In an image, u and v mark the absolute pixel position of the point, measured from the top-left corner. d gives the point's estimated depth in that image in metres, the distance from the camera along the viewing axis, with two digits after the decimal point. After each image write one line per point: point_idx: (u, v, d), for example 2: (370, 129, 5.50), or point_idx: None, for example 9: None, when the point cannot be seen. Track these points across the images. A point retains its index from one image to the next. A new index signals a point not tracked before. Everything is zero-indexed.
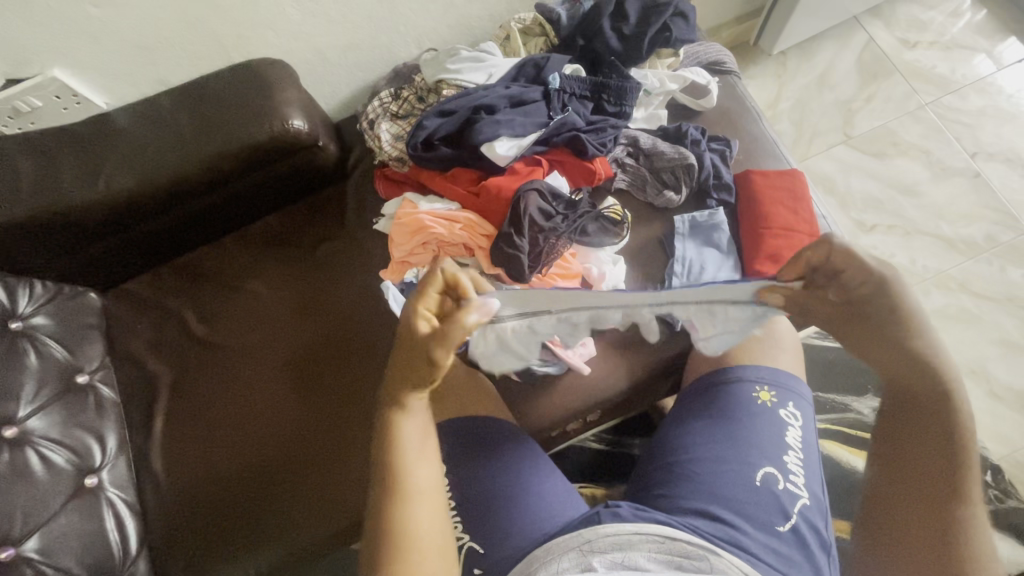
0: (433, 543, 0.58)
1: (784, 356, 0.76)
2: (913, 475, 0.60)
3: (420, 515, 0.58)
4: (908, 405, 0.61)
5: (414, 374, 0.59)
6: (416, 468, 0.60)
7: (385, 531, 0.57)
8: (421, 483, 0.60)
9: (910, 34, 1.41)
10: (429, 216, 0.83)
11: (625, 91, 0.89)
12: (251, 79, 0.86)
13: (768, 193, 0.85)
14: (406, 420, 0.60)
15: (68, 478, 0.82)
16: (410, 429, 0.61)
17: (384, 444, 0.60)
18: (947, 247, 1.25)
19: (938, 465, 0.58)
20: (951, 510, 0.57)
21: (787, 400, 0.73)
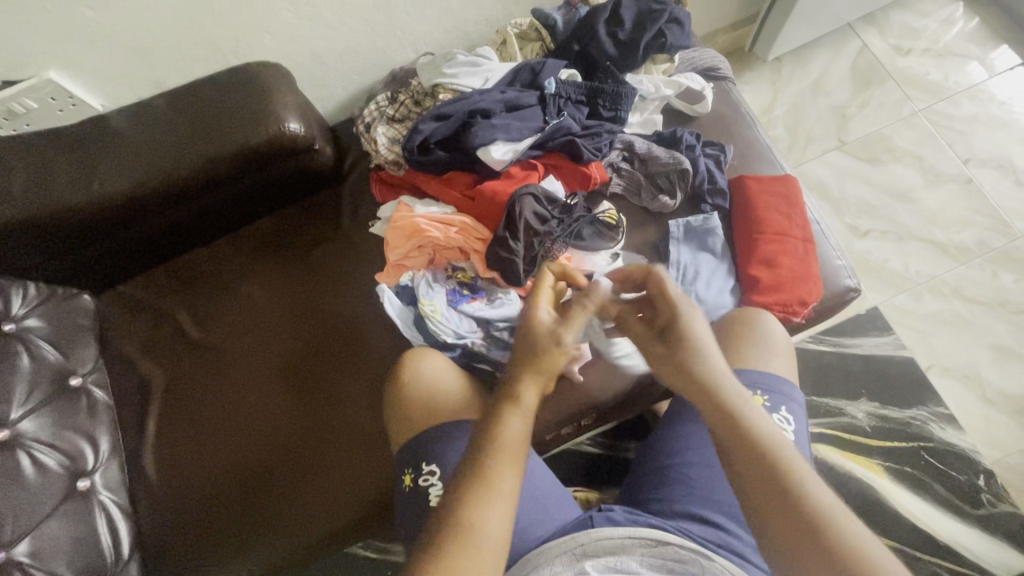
0: (499, 549, 0.53)
1: (777, 360, 0.74)
2: (763, 501, 0.51)
3: (495, 521, 0.53)
4: (719, 425, 0.55)
5: (540, 364, 0.60)
6: (504, 472, 0.55)
7: (452, 525, 0.52)
8: (505, 488, 0.55)
9: (903, 41, 1.42)
10: (425, 219, 0.83)
11: (620, 96, 0.90)
12: (247, 82, 0.87)
13: (762, 198, 0.86)
14: (514, 418, 0.58)
15: (59, 481, 0.81)
16: (517, 429, 0.57)
17: (482, 444, 0.56)
18: (940, 253, 1.26)
19: (771, 467, 0.52)
20: (803, 516, 0.49)
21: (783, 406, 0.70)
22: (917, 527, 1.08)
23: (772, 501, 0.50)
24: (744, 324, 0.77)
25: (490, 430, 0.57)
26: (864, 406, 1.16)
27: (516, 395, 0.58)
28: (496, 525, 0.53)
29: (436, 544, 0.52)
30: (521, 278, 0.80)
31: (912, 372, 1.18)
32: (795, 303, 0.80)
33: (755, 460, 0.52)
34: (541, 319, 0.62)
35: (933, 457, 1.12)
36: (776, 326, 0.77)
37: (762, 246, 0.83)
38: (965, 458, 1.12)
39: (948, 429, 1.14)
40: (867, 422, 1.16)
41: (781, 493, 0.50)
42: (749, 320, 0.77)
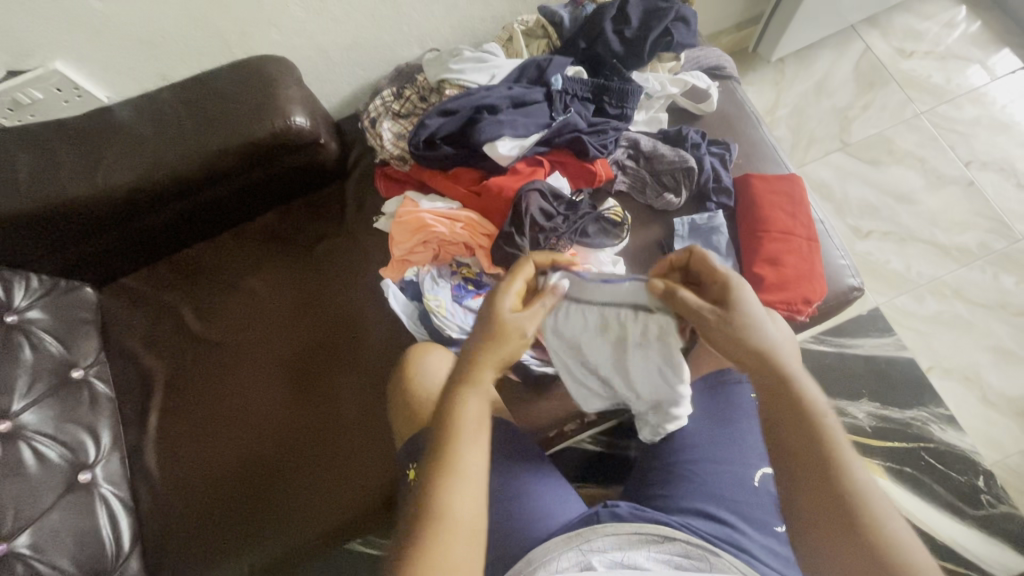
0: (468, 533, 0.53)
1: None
2: (803, 474, 0.54)
3: (463, 504, 0.54)
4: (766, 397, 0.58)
5: (498, 351, 0.60)
6: (468, 457, 0.56)
7: (425, 514, 0.53)
8: (469, 472, 0.55)
9: (906, 43, 1.43)
10: (431, 214, 0.83)
11: (626, 94, 0.90)
12: (254, 76, 0.87)
13: (767, 197, 0.86)
14: (472, 402, 0.58)
15: (61, 473, 0.81)
16: (472, 412, 0.57)
17: (444, 431, 0.57)
18: (941, 255, 1.26)
19: (815, 450, 0.54)
20: (844, 500, 0.52)
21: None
22: (917, 528, 1.08)
23: (812, 477, 0.53)
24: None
25: (449, 415, 0.57)
26: (865, 406, 1.17)
27: (473, 377, 0.59)
28: (465, 507, 0.54)
29: (412, 538, 0.53)
30: None
31: (913, 374, 1.18)
32: (799, 301, 0.80)
33: (800, 436, 0.55)
34: (508, 309, 0.62)
35: (933, 458, 1.13)
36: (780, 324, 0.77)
37: (766, 245, 0.83)
38: (965, 459, 1.12)
39: (948, 430, 1.14)
40: (868, 422, 1.16)
41: (824, 475, 0.53)
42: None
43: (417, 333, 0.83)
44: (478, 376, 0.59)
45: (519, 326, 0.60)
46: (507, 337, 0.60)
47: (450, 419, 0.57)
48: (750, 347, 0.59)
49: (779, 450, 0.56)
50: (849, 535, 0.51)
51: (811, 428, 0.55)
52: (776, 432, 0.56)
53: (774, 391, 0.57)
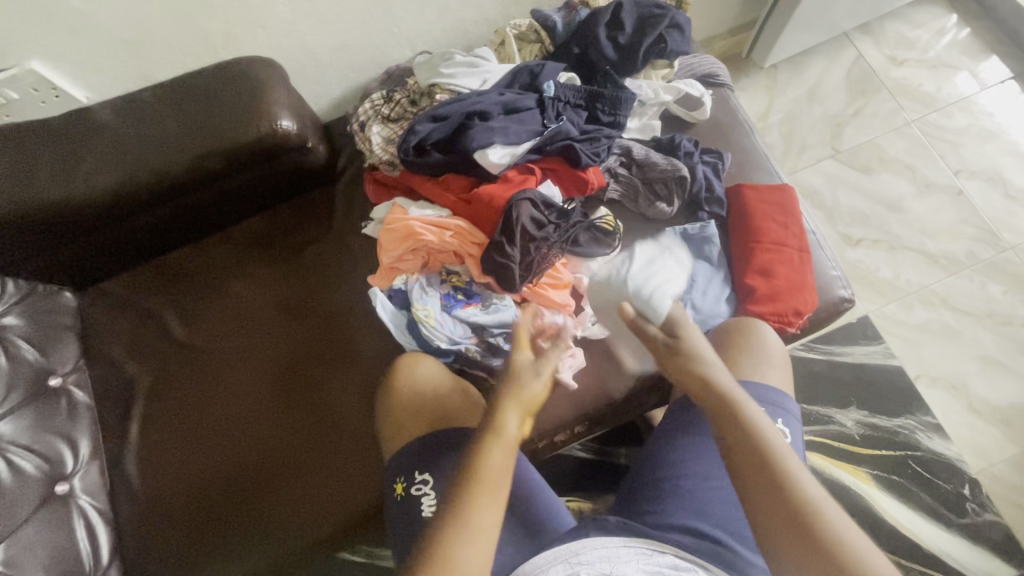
0: (475, 566, 0.54)
1: (773, 372, 0.74)
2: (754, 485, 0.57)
3: (476, 535, 0.55)
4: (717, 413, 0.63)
5: (519, 400, 0.66)
6: (476, 508, 0.57)
7: (429, 549, 0.54)
8: (480, 519, 0.56)
9: (898, 51, 1.43)
10: (420, 222, 0.82)
11: (619, 101, 0.88)
12: (239, 78, 0.84)
13: (760, 207, 0.86)
14: (498, 448, 0.61)
15: (37, 484, 0.79)
16: (496, 459, 0.60)
17: (463, 480, 0.59)
18: (931, 263, 1.27)
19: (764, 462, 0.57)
20: (790, 496, 0.54)
21: (779, 419, 0.70)
22: (903, 536, 1.09)
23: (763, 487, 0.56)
24: (740, 334, 0.77)
25: (474, 465, 0.59)
26: (854, 414, 1.17)
27: (499, 424, 0.63)
28: (472, 559, 0.54)
29: (411, 573, 0.53)
30: (518, 284, 0.78)
31: (900, 382, 1.19)
32: (791, 313, 0.80)
33: (746, 448, 0.59)
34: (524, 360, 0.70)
35: (920, 466, 1.14)
36: (772, 336, 0.77)
37: (759, 256, 0.83)
38: (951, 467, 1.13)
39: (935, 438, 1.15)
40: (856, 430, 1.16)
41: (772, 480, 0.56)
42: (746, 330, 0.77)
43: (406, 343, 0.82)
44: (503, 421, 0.63)
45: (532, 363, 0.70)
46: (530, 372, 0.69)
47: (469, 473, 0.59)
48: (698, 374, 0.66)
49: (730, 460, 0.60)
50: (801, 544, 0.52)
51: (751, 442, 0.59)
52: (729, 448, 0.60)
53: (722, 410, 0.63)
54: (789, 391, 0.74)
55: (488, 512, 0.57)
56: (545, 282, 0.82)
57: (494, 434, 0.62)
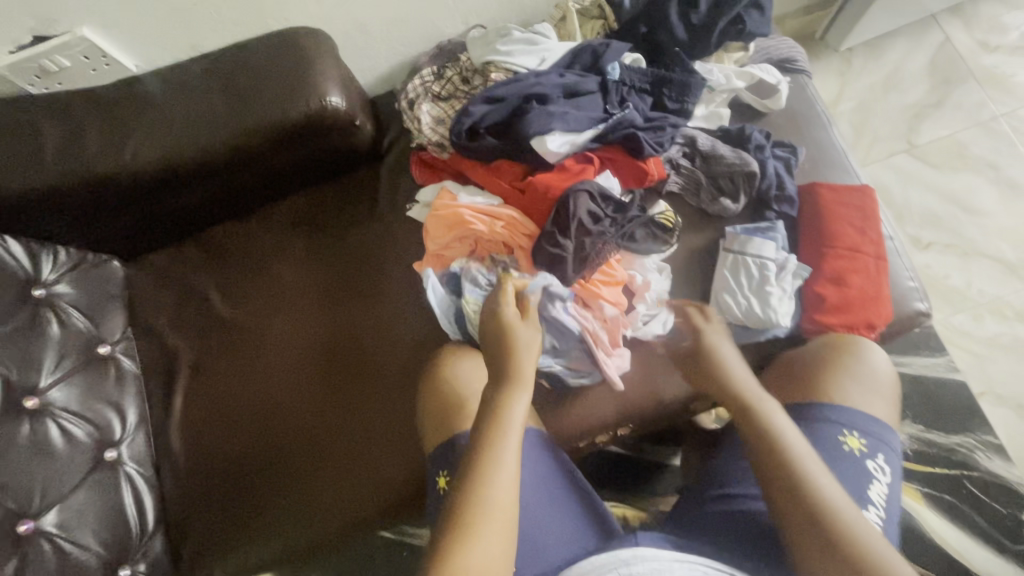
0: (497, 535, 0.55)
1: (879, 402, 0.70)
2: (782, 499, 0.62)
3: (500, 494, 0.57)
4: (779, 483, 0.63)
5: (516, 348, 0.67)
6: (509, 448, 0.60)
7: (461, 501, 0.56)
8: (509, 460, 0.59)
9: (991, 36, 1.30)
10: (469, 210, 0.79)
11: (688, 87, 0.82)
12: (287, 52, 0.81)
13: (836, 210, 0.79)
14: (520, 396, 0.64)
15: (87, 452, 0.81)
16: (518, 404, 0.64)
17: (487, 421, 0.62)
18: (1008, 273, 1.17)
19: (799, 485, 0.62)
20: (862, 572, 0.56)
21: (877, 453, 0.67)
22: (952, 559, 1.04)
23: (796, 507, 0.61)
24: (848, 354, 0.72)
25: (498, 409, 0.63)
26: (908, 428, 1.11)
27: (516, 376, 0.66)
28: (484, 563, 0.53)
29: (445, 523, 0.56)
30: (569, 277, 0.76)
31: (963, 398, 1.12)
32: (862, 326, 0.74)
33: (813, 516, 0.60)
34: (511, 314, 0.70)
35: (976, 487, 1.08)
36: (882, 362, 0.72)
37: (831, 261, 0.77)
38: (1010, 491, 1.07)
39: (995, 459, 1.09)
40: (910, 445, 1.10)
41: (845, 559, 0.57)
42: (853, 349, 0.73)
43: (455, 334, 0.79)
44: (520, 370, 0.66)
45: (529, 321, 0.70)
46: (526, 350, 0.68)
47: (482, 442, 0.60)
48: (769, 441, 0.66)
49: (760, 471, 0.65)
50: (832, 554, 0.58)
51: (781, 456, 0.64)
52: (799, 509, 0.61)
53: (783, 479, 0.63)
54: (892, 424, 0.70)
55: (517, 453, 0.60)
56: (597, 278, 0.78)
57: (512, 380, 0.65)
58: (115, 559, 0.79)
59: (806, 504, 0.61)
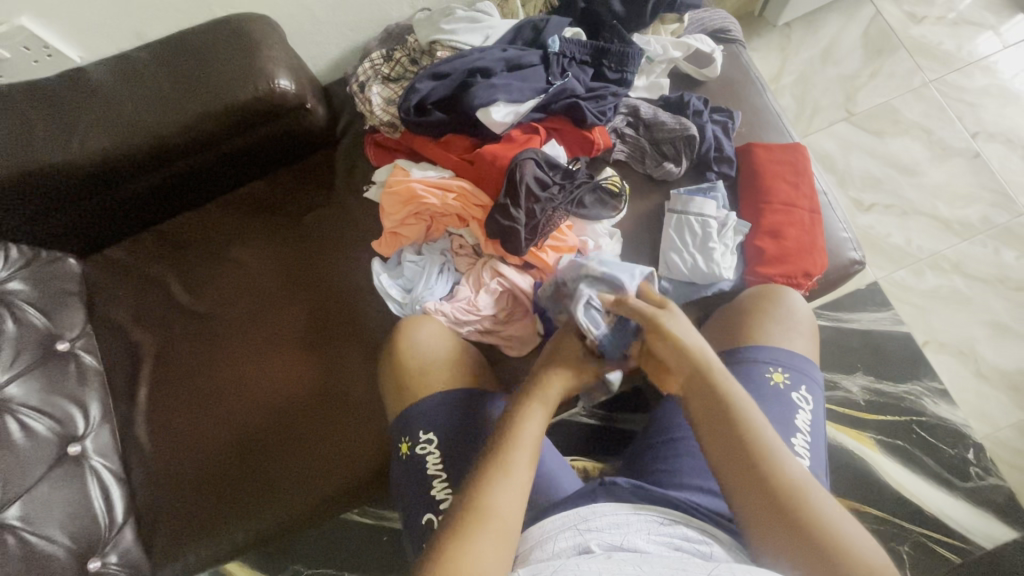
0: (505, 546, 0.53)
1: (800, 338, 0.73)
2: (744, 492, 0.56)
3: (505, 506, 0.54)
4: (740, 466, 0.56)
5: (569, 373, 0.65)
6: (518, 462, 0.57)
7: (471, 520, 0.53)
8: (520, 474, 0.57)
9: (917, 8, 1.38)
10: (421, 184, 0.82)
11: (627, 57, 0.87)
12: (233, 35, 0.83)
13: (770, 167, 0.84)
14: (534, 420, 0.61)
15: (50, 446, 0.81)
16: (534, 420, 0.61)
17: (499, 433, 0.60)
18: (944, 228, 1.24)
19: (766, 475, 0.55)
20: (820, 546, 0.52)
21: (802, 385, 0.70)
22: (906, 500, 1.09)
23: (759, 495, 0.55)
24: (766, 299, 0.75)
25: (508, 435, 0.59)
26: (860, 379, 1.17)
27: (543, 392, 0.63)
28: (486, 560, 0.51)
29: (448, 534, 0.53)
30: (522, 247, 0.78)
31: (909, 348, 1.18)
32: (800, 274, 0.78)
33: (764, 494, 0.55)
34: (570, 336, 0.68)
35: (925, 431, 1.13)
36: (801, 303, 0.76)
37: (768, 216, 0.82)
38: (956, 432, 1.13)
39: (941, 403, 1.15)
40: (862, 396, 1.16)
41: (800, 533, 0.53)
42: (775, 293, 0.76)
43: (394, 313, 0.85)
44: (546, 386, 0.64)
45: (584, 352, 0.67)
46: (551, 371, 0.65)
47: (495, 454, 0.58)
48: (729, 413, 0.58)
49: (719, 466, 0.57)
50: (792, 536, 0.53)
51: (746, 442, 0.57)
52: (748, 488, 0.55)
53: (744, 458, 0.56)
54: (814, 358, 0.74)
55: (529, 463, 0.58)
56: (548, 245, 0.81)
57: (538, 397, 0.63)
58: (84, 552, 0.79)
59: (768, 491, 0.54)
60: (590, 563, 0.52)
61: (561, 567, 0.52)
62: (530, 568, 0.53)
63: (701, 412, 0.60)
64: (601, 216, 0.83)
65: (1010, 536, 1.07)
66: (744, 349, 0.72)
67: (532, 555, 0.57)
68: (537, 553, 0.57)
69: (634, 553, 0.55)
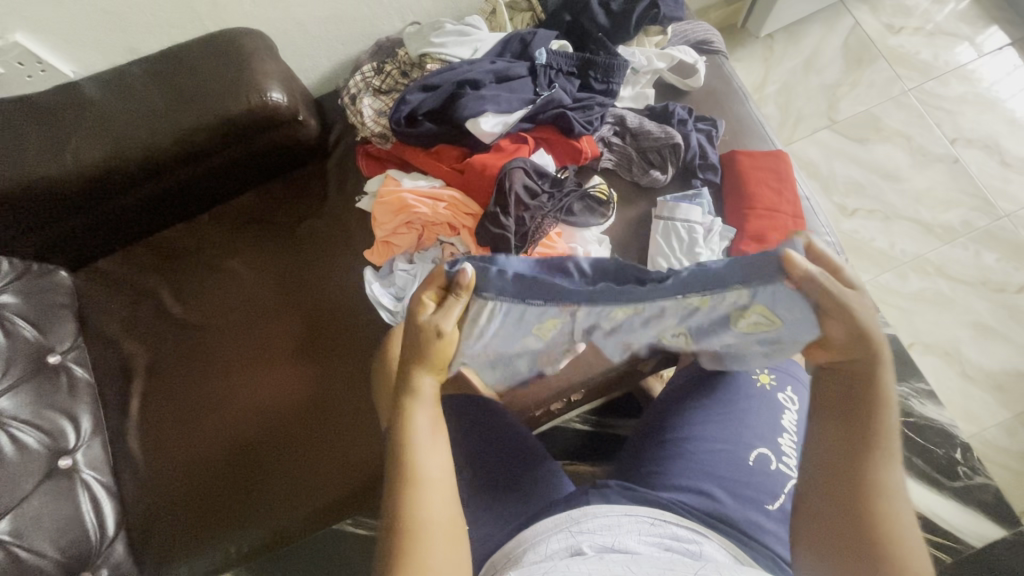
0: (445, 549, 0.53)
1: None
2: (832, 475, 0.55)
3: (434, 509, 0.54)
4: (851, 434, 0.54)
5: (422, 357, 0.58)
6: (429, 462, 0.56)
7: (397, 528, 0.53)
8: (435, 474, 0.56)
9: (895, 19, 1.42)
10: (412, 194, 0.84)
11: (612, 68, 0.89)
12: (225, 49, 0.84)
13: (754, 174, 0.86)
14: (421, 412, 0.58)
15: (41, 459, 0.80)
16: (422, 420, 0.58)
17: (395, 441, 0.57)
18: (925, 232, 1.27)
19: (858, 455, 0.54)
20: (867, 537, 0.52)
21: (788, 386, 0.73)
22: None
23: (842, 478, 0.54)
24: None
25: (402, 437, 0.57)
26: None
27: (413, 388, 0.58)
28: (436, 564, 0.52)
29: (391, 544, 0.52)
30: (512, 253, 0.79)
31: (895, 350, 1.20)
32: None
33: (843, 465, 0.54)
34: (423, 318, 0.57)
35: (913, 431, 1.15)
36: None
37: (752, 222, 0.83)
38: (943, 432, 1.15)
39: (928, 404, 1.17)
40: None
41: (857, 519, 0.53)
42: None
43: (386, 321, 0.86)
44: (415, 382, 0.58)
45: (438, 332, 0.56)
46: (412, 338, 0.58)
47: (402, 462, 0.55)
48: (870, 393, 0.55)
49: (830, 432, 0.56)
50: (855, 530, 0.53)
51: (867, 436, 0.54)
52: (832, 452, 0.55)
53: (855, 431, 0.55)
54: (797, 359, 0.77)
55: (440, 463, 0.57)
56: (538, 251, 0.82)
57: (409, 396, 0.58)
58: (75, 565, 0.78)
59: (857, 477, 0.54)
60: (580, 563, 0.53)
61: (551, 569, 0.52)
62: (521, 570, 0.54)
63: (849, 377, 0.56)
64: (591, 224, 0.84)
65: (1000, 534, 1.08)
66: None
67: (525, 556, 0.58)
68: (529, 556, 0.58)
69: (624, 553, 0.55)
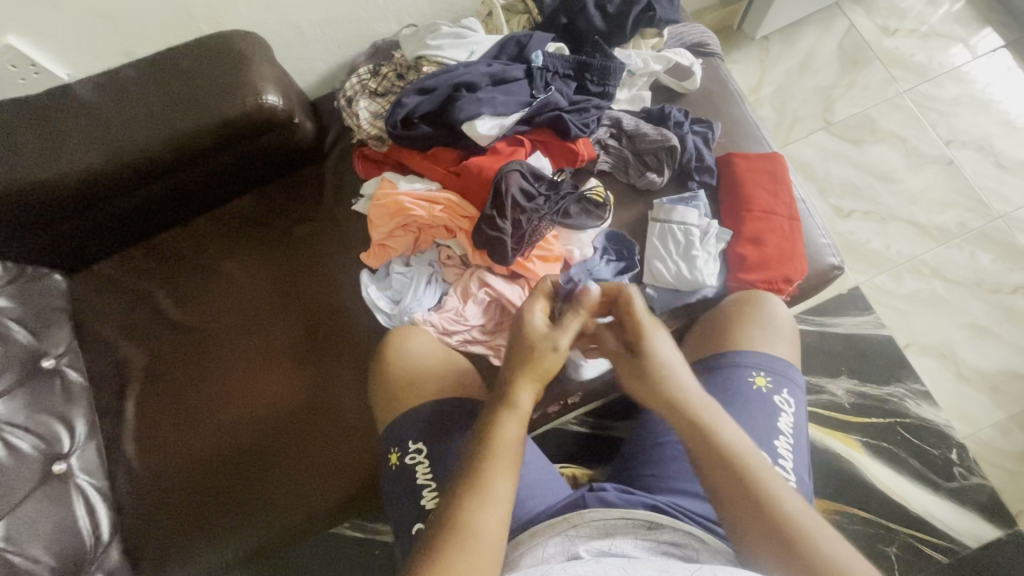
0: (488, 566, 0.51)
1: (782, 344, 0.75)
2: (756, 531, 0.54)
3: (486, 522, 0.53)
4: (714, 460, 0.58)
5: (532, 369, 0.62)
6: (498, 476, 0.56)
7: (444, 530, 0.52)
8: (500, 489, 0.55)
9: (890, 21, 1.42)
10: (409, 197, 0.83)
11: (609, 70, 0.89)
12: (220, 52, 0.84)
13: (749, 176, 0.86)
14: (511, 422, 0.59)
15: (35, 464, 0.80)
16: (512, 435, 0.58)
17: (477, 446, 0.58)
18: (920, 234, 1.28)
19: (740, 477, 0.56)
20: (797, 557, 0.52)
21: (785, 389, 0.72)
22: (891, 501, 1.11)
23: (746, 511, 0.55)
24: (747, 305, 0.77)
25: (486, 440, 0.58)
26: (845, 383, 1.18)
27: (510, 399, 0.60)
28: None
29: (432, 547, 0.51)
30: (509, 257, 0.79)
31: (891, 351, 1.20)
32: (781, 280, 0.80)
33: (740, 494, 0.56)
34: (537, 326, 0.64)
35: (909, 432, 1.15)
36: (781, 309, 0.78)
37: (748, 224, 0.84)
38: (939, 433, 1.15)
39: (923, 405, 1.17)
40: (848, 399, 1.18)
41: (779, 541, 0.53)
42: (755, 300, 0.78)
43: (383, 324, 0.86)
44: (515, 394, 0.60)
45: (552, 346, 0.63)
46: (533, 350, 0.62)
47: (478, 468, 0.56)
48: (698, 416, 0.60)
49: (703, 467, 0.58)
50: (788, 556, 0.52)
51: (724, 453, 0.57)
52: (724, 488, 0.57)
53: (716, 459, 0.58)
54: (795, 361, 0.76)
55: (507, 480, 0.56)
56: (535, 254, 0.83)
57: (504, 406, 0.60)
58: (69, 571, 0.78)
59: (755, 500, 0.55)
60: (577, 566, 0.52)
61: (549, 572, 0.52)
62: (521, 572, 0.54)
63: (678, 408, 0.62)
64: (587, 228, 0.85)
65: (995, 534, 1.08)
66: (727, 353, 0.74)
67: (522, 560, 0.58)
68: (527, 560, 0.58)
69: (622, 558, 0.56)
